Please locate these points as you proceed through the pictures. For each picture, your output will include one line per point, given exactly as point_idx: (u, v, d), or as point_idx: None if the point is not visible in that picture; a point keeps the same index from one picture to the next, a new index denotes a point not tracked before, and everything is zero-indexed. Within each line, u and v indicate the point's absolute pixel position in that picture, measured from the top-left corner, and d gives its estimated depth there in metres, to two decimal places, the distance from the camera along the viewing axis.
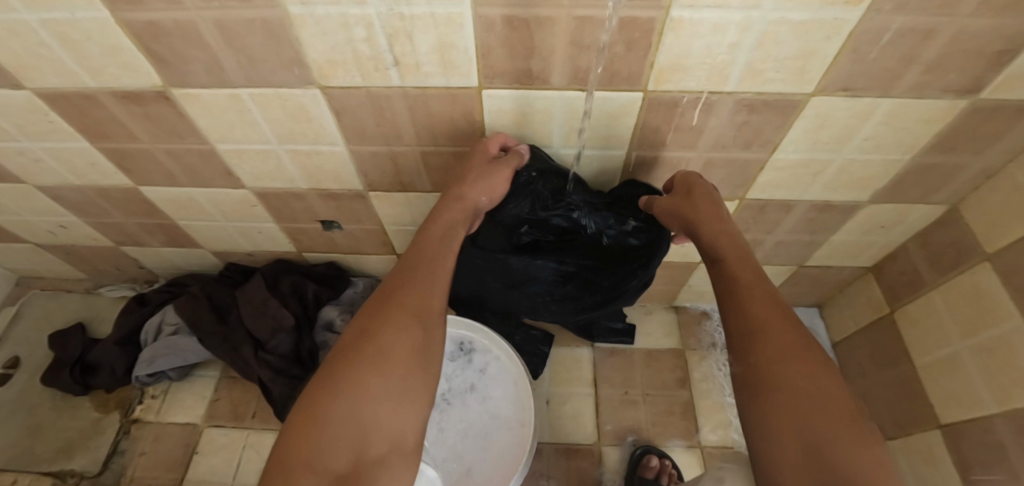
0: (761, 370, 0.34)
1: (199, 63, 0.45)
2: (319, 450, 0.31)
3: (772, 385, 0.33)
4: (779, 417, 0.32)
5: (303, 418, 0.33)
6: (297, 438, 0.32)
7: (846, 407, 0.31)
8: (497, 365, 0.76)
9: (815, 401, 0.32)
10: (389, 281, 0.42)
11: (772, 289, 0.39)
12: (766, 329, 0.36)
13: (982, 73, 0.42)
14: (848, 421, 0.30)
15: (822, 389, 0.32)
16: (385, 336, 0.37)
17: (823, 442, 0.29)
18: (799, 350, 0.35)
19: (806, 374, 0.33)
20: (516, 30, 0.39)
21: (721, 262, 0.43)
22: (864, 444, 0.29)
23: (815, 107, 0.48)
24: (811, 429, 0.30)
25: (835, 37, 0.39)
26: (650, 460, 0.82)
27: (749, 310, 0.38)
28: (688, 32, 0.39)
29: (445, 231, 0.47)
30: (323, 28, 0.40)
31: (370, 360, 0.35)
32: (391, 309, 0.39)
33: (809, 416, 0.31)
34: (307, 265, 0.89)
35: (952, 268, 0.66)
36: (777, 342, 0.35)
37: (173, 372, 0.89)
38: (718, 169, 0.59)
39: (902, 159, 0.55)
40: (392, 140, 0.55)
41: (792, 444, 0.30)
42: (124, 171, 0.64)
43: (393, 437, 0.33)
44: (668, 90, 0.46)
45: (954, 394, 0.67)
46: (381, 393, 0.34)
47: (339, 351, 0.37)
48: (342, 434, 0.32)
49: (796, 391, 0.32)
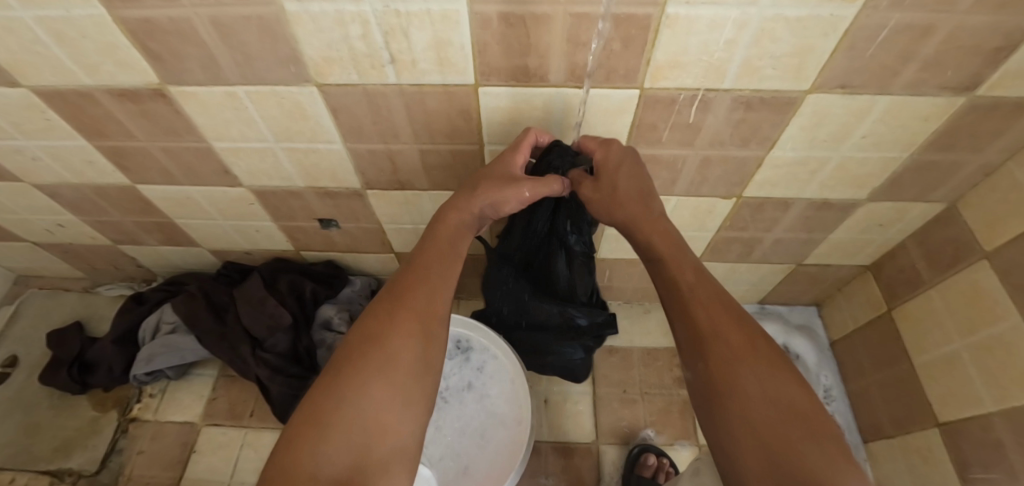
0: (712, 375, 0.33)
1: (195, 60, 0.45)
2: (322, 455, 0.30)
3: (725, 391, 0.32)
4: (734, 423, 0.31)
5: (306, 424, 0.32)
6: (299, 445, 0.31)
7: (805, 406, 0.31)
8: (494, 364, 0.76)
9: (770, 401, 0.31)
10: (390, 285, 0.43)
11: (717, 289, 0.38)
12: (716, 333, 0.35)
13: (979, 71, 0.42)
14: (801, 422, 0.29)
15: (776, 390, 0.31)
16: (391, 340, 0.37)
17: (778, 446, 0.28)
18: (748, 352, 0.34)
19: (757, 376, 0.32)
20: (511, 27, 0.39)
21: (662, 262, 0.42)
22: (821, 443, 0.28)
23: (813, 104, 0.48)
24: (765, 430, 0.29)
25: (832, 34, 0.39)
26: (648, 458, 0.81)
27: (697, 314, 0.37)
28: (685, 28, 0.39)
29: (453, 236, 0.47)
30: (319, 25, 0.40)
31: (377, 364, 0.35)
32: (395, 312, 0.39)
33: (762, 419, 0.30)
34: (305, 264, 0.89)
35: (951, 266, 0.66)
36: (722, 347, 0.34)
37: (171, 371, 0.89)
38: (716, 166, 0.59)
39: (900, 157, 0.55)
40: (389, 138, 0.55)
41: (750, 447, 0.29)
42: (122, 169, 0.64)
43: (395, 443, 0.33)
44: (666, 87, 0.46)
45: (953, 393, 0.67)
46: (386, 398, 0.34)
47: (339, 354, 0.37)
48: (345, 440, 0.31)
49: (749, 394, 0.31)
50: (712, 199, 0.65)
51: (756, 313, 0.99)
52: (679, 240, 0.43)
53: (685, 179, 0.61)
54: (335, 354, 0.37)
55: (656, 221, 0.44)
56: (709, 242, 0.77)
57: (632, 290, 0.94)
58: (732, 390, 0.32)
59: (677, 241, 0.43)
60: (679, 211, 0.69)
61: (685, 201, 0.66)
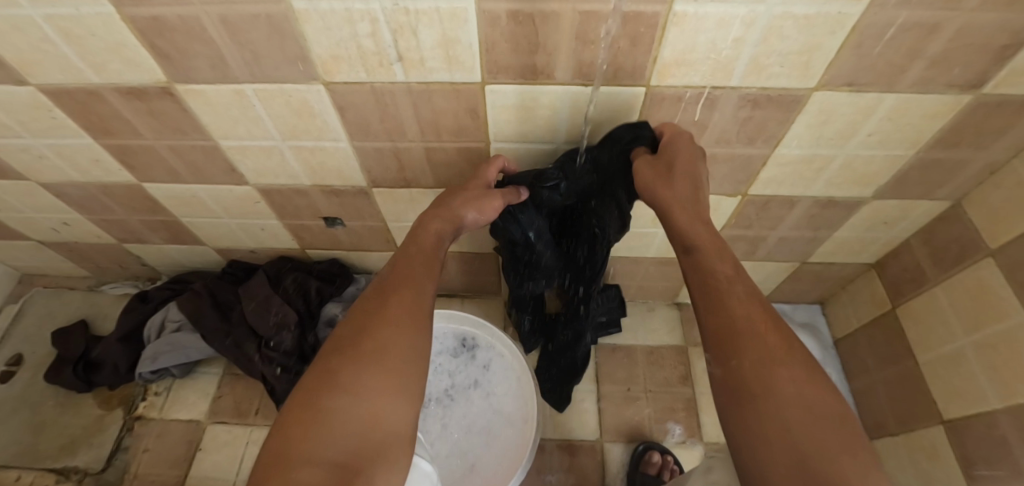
0: (745, 373, 0.32)
1: (203, 58, 0.45)
2: (317, 442, 0.30)
3: (755, 390, 0.32)
4: (761, 424, 0.30)
5: (302, 411, 0.32)
6: (295, 433, 0.31)
7: (833, 411, 0.30)
8: (501, 361, 0.76)
9: (803, 405, 0.30)
10: (387, 282, 0.43)
11: (748, 285, 0.38)
12: (750, 330, 0.35)
13: (986, 68, 0.42)
14: (834, 427, 0.29)
15: (805, 392, 0.31)
16: (386, 334, 0.37)
17: (813, 451, 0.28)
18: (780, 353, 0.33)
19: (786, 376, 0.32)
20: (520, 25, 0.39)
21: (696, 250, 0.41)
22: (852, 450, 0.28)
23: (819, 102, 0.48)
24: (796, 433, 0.29)
25: (839, 32, 0.39)
26: (652, 456, 0.82)
27: (723, 310, 0.36)
28: (693, 26, 0.39)
29: (435, 239, 0.48)
30: (328, 23, 0.40)
31: (370, 357, 0.35)
32: (392, 308, 0.39)
33: (794, 421, 0.29)
34: (310, 262, 0.89)
35: (956, 264, 0.66)
36: (755, 346, 0.34)
37: (176, 369, 0.89)
38: (722, 164, 0.59)
39: (905, 155, 0.55)
40: (396, 136, 0.55)
41: (778, 449, 0.29)
42: (128, 168, 0.64)
43: (390, 434, 0.33)
44: (672, 85, 0.46)
45: (958, 390, 0.67)
46: (380, 388, 0.34)
47: (337, 346, 0.37)
48: (341, 427, 0.31)
49: (778, 395, 0.31)
50: (718, 197, 0.65)
51: None
52: (712, 230, 0.42)
53: None
54: (333, 347, 0.37)
55: (699, 208, 0.44)
56: None
57: (637, 288, 0.95)
58: (763, 393, 0.31)
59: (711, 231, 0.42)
60: None
61: None
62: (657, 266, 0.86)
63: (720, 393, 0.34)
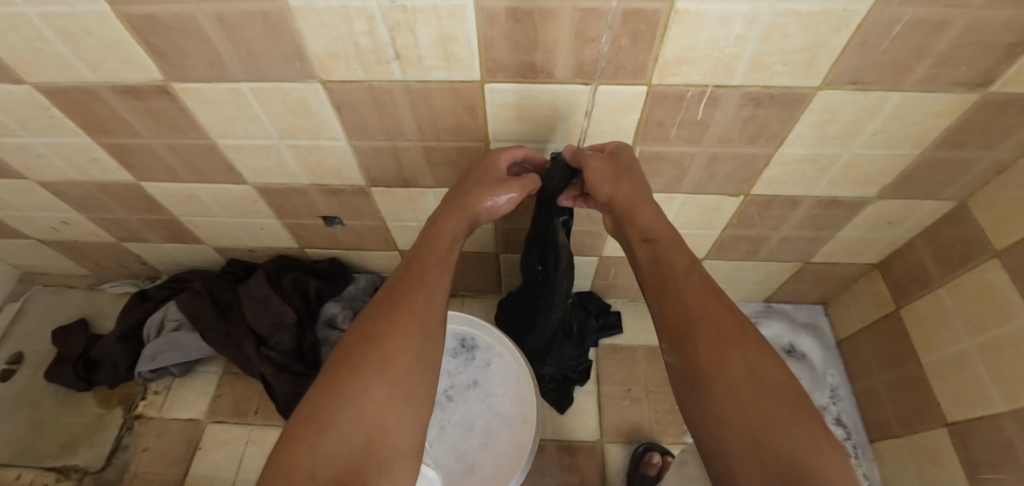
0: (699, 360, 0.34)
1: (199, 57, 0.44)
2: (317, 456, 0.30)
3: (708, 374, 0.33)
4: (722, 406, 0.31)
5: (303, 423, 0.31)
6: (296, 449, 0.30)
7: (790, 386, 0.32)
8: (500, 362, 0.76)
9: (757, 380, 0.32)
10: (393, 288, 0.42)
11: (704, 275, 0.40)
12: (706, 315, 0.36)
13: (993, 67, 0.42)
14: (785, 398, 0.31)
15: (760, 369, 0.33)
16: (388, 343, 0.37)
17: (765, 425, 0.29)
18: (737, 335, 0.35)
19: (744, 357, 0.33)
20: (519, 22, 0.39)
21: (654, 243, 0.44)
22: (806, 422, 0.29)
23: (823, 101, 0.47)
24: (754, 411, 0.30)
25: (844, 29, 0.38)
26: (653, 457, 0.81)
27: (679, 300, 0.38)
28: (694, 24, 0.38)
29: (451, 241, 0.49)
30: (325, 21, 0.39)
31: (374, 367, 0.35)
32: (394, 313, 0.39)
33: (748, 396, 0.31)
34: (309, 261, 0.89)
35: (961, 265, 0.65)
36: (712, 331, 0.35)
37: (176, 368, 0.90)
38: (724, 164, 0.58)
39: (911, 154, 0.55)
40: (394, 135, 0.55)
41: (736, 429, 0.30)
42: (126, 167, 0.64)
43: (393, 442, 0.33)
44: (674, 83, 0.46)
45: (962, 393, 0.66)
46: (383, 401, 0.34)
47: (340, 357, 0.36)
48: (341, 438, 0.31)
49: (733, 376, 0.32)
50: (719, 196, 0.65)
51: (762, 312, 0.98)
52: (670, 226, 0.45)
53: (692, 176, 0.61)
54: (336, 357, 0.36)
55: (646, 207, 0.46)
56: (715, 241, 0.77)
57: (637, 288, 0.94)
58: (718, 374, 0.33)
59: (669, 227, 0.45)
60: (685, 209, 0.68)
61: (691, 200, 0.66)
62: None
63: (679, 379, 0.36)
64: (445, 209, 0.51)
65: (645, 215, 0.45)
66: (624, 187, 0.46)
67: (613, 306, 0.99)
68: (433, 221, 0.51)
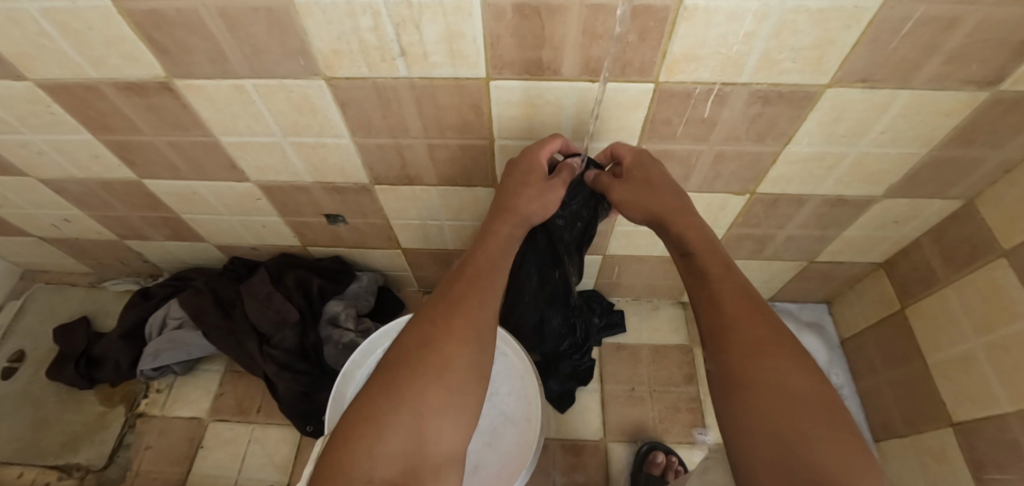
0: (734, 369, 0.35)
1: (202, 53, 0.44)
2: (375, 459, 0.30)
3: (743, 384, 0.34)
4: (749, 416, 0.32)
5: (361, 423, 0.32)
6: (355, 450, 0.31)
7: (819, 399, 0.32)
8: (504, 361, 0.75)
9: (789, 393, 0.32)
10: (448, 289, 0.42)
11: (739, 282, 0.40)
12: (736, 324, 0.36)
13: (1004, 65, 0.41)
14: (816, 412, 0.31)
15: (787, 381, 0.33)
16: (447, 345, 0.36)
17: (795, 439, 0.30)
18: (770, 346, 0.35)
19: (775, 370, 0.33)
20: (526, 19, 0.38)
21: (693, 256, 0.43)
22: (834, 437, 0.30)
23: (832, 99, 0.47)
24: (781, 423, 0.31)
25: (854, 26, 0.38)
26: (657, 457, 0.81)
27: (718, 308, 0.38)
28: (703, 20, 0.38)
29: (506, 244, 0.48)
30: (329, 17, 0.39)
31: (432, 373, 0.35)
32: (452, 315, 0.39)
33: (779, 410, 0.31)
34: (312, 259, 0.88)
35: (968, 264, 0.65)
36: (747, 341, 0.35)
37: (177, 366, 0.89)
38: (730, 162, 0.58)
39: (917, 153, 0.54)
40: (399, 132, 0.54)
41: (763, 439, 0.31)
42: (128, 164, 0.64)
43: (447, 447, 0.33)
44: (682, 81, 0.45)
45: (968, 393, 0.66)
46: (439, 406, 0.34)
47: (399, 357, 0.36)
48: (398, 443, 0.31)
49: (767, 388, 0.33)
50: (725, 195, 0.64)
51: None
52: (706, 237, 0.45)
53: (698, 174, 0.60)
54: (393, 356, 0.36)
55: (684, 217, 0.46)
56: (720, 240, 0.76)
57: (641, 287, 0.94)
58: (749, 386, 0.33)
59: (703, 237, 0.45)
60: (690, 208, 0.68)
61: (697, 198, 0.66)
62: (662, 266, 0.85)
63: (714, 387, 0.36)
64: (494, 216, 0.50)
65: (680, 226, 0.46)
66: (665, 196, 0.48)
67: (616, 304, 0.99)
68: (488, 222, 0.50)
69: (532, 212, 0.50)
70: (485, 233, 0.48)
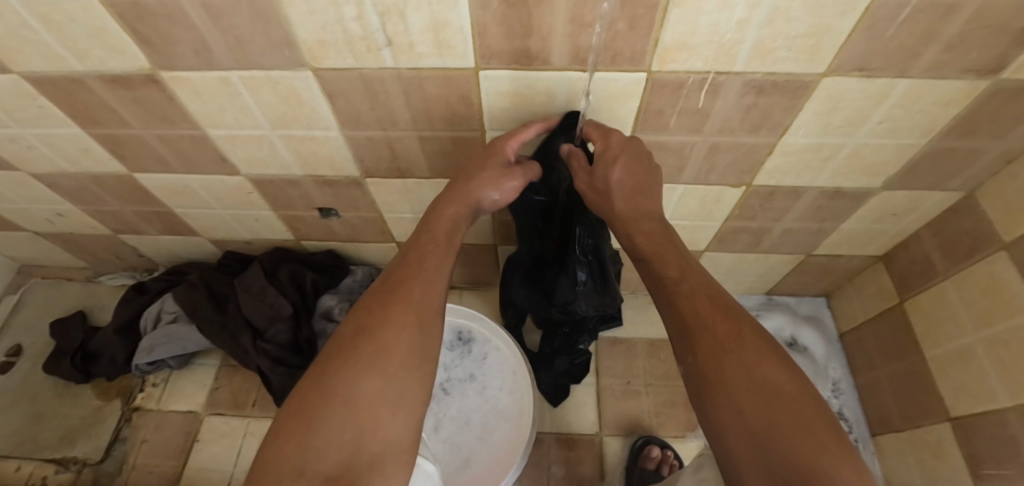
0: (702, 367, 0.34)
1: (186, 44, 0.43)
2: (305, 455, 0.30)
3: (713, 381, 0.33)
4: (723, 414, 0.32)
5: (298, 414, 0.32)
6: (288, 443, 0.30)
7: (790, 390, 0.31)
8: (497, 355, 0.76)
9: (755, 384, 0.32)
10: (390, 278, 0.41)
11: (698, 279, 0.40)
12: (700, 323, 0.36)
13: (1005, 52, 0.40)
14: (784, 401, 0.30)
15: (756, 372, 0.32)
16: (387, 336, 0.36)
17: (768, 431, 0.29)
18: (735, 341, 0.34)
19: (740, 363, 0.33)
20: (512, 7, 0.37)
21: (648, 261, 0.44)
22: (806, 426, 0.29)
23: (828, 88, 0.46)
24: (752, 416, 0.30)
25: (850, 13, 0.37)
26: (652, 451, 0.81)
27: (683, 305, 0.38)
28: (695, 7, 0.37)
29: (451, 226, 0.46)
30: (312, 7, 0.38)
31: (370, 363, 0.34)
32: (393, 305, 0.38)
33: (747, 404, 0.31)
34: (306, 254, 0.88)
35: (968, 257, 0.64)
36: (710, 338, 0.35)
37: (173, 361, 0.90)
38: (724, 153, 0.57)
39: (917, 144, 0.53)
40: (387, 124, 0.54)
41: (736, 435, 0.30)
42: (117, 157, 0.63)
43: (388, 442, 0.32)
44: (674, 70, 0.44)
45: (967, 388, 0.65)
46: (377, 396, 0.33)
47: (337, 349, 0.36)
48: (331, 435, 0.31)
49: (735, 383, 0.32)
50: (720, 187, 0.63)
51: (764, 304, 0.98)
52: (660, 238, 0.44)
53: (693, 167, 0.60)
54: (333, 349, 0.36)
55: (644, 219, 0.46)
56: (716, 232, 0.75)
57: (637, 280, 0.93)
58: (718, 382, 0.33)
59: (657, 239, 0.44)
60: (685, 201, 0.67)
61: (692, 190, 0.65)
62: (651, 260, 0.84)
63: (690, 388, 0.35)
64: (442, 198, 0.49)
65: (638, 228, 0.45)
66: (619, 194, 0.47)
67: None
68: (435, 206, 0.48)
69: (488, 196, 0.49)
70: (430, 219, 0.47)
